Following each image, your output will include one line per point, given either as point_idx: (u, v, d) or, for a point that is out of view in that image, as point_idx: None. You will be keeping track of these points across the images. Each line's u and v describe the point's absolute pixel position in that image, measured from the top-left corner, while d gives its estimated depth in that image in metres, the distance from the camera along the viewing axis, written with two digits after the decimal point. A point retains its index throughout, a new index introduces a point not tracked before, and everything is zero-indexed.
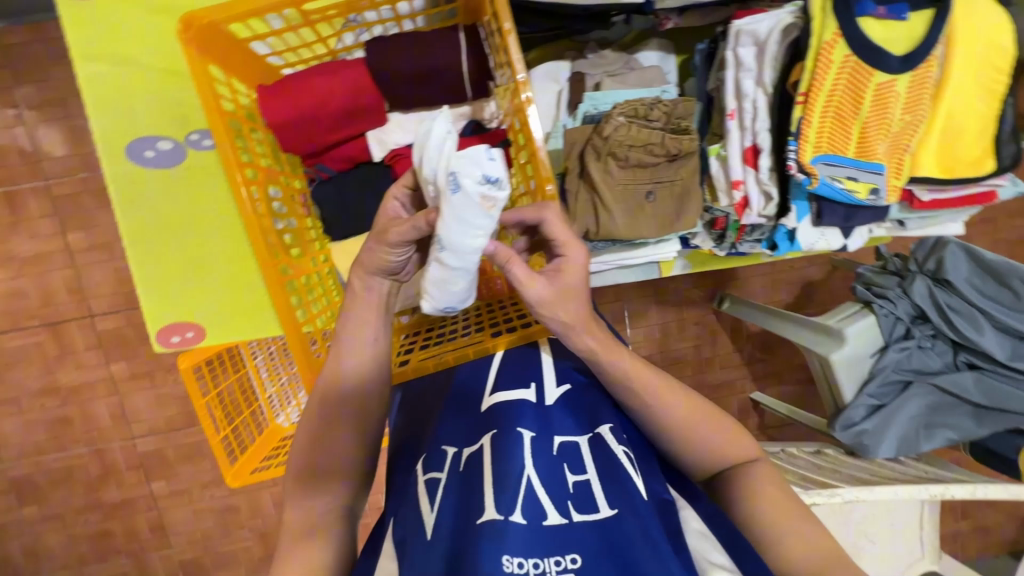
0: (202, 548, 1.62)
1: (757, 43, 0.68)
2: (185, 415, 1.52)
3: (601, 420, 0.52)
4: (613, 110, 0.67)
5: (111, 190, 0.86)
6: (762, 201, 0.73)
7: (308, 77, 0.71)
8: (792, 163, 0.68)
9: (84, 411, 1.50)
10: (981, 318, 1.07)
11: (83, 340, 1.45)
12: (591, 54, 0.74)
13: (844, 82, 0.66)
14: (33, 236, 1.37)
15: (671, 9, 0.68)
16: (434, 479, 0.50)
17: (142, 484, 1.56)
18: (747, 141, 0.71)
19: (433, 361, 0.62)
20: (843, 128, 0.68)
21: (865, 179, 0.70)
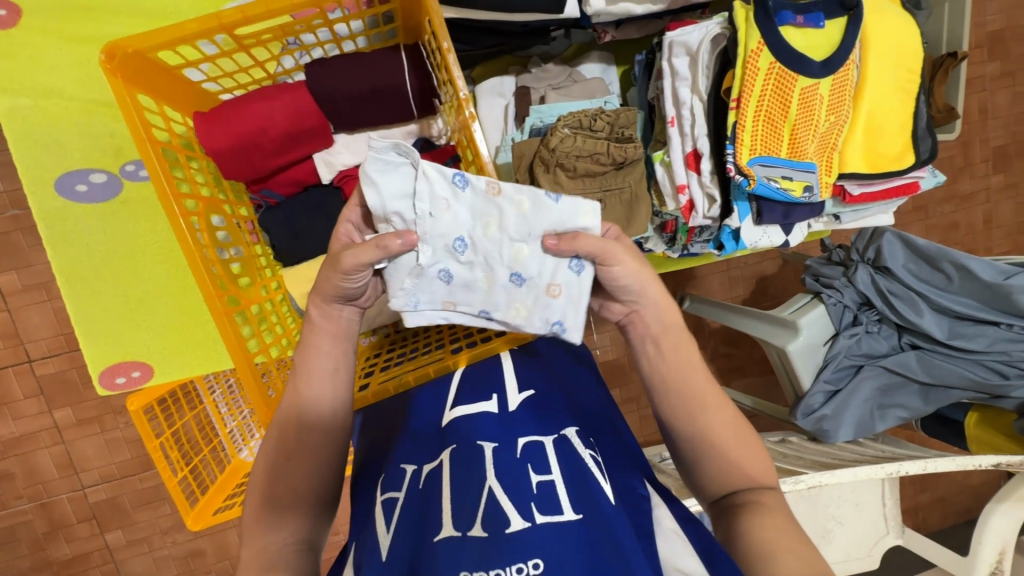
0: None
1: (689, 52, 0.70)
2: (141, 459, 1.44)
3: (565, 423, 0.53)
4: (558, 124, 0.67)
5: (41, 228, 0.82)
6: (706, 203, 0.75)
7: (245, 104, 0.70)
8: (730, 166, 0.70)
9: (26, 464, 1.40)
10: (919, 300, 1.13)
11: (22, 388, 1.36)
12: (535, 68, 0.75)
13: (772, 86, 0.68)
14: None
15: (608, 22, 0.70)
16: (392, 498, 0.50)
17: (96, 537, 1.46)
18: (688, 146, 0.73)
19: (394, 382, 0.61)
20: (774, 130, 0.70)
21: (800, 178, 0.73)
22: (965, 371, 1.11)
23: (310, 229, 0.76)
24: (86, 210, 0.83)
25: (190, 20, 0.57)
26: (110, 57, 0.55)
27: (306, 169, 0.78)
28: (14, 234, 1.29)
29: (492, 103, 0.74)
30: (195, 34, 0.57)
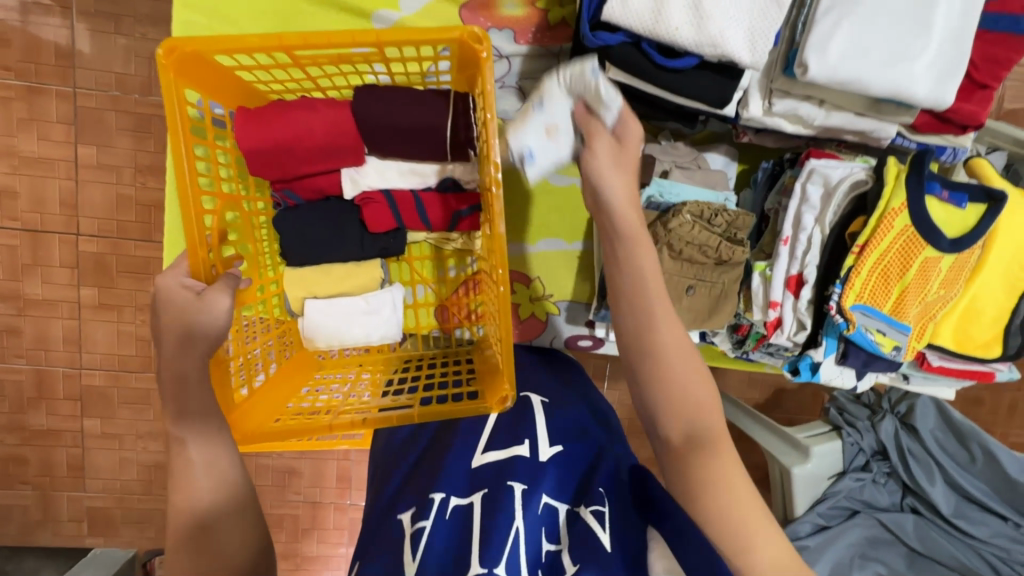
0: (117, 500, 1.52)
1: (827, 185, 0.75)
2: (143, 359, 1.46)
3: (582, 490, 0.60)
4: (682, 206, 0.71)
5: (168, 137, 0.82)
6: (794, 326, 0.78)
7: (287, 108, 0.61)
8: (833, 303, 0.73)
9: (38, 328, 1.42)
10: (935, 468, 1.14)
11: (61, 256, 1.39)
12: (665, 140, 0.79)
13: (899, 244, 0.73)
14: (44, 138, 1.34)
15: (750, 126, 0.78)
16: (422, 526, 0.57)
17: (75, 419, 1.47)
18: (794, 269, 0.76)
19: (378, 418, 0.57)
20: (885, 282, 0.74)
21: (891, 336, 0.77)
22: (958, 553, 1.12)
23: (324, 237, 0.68)
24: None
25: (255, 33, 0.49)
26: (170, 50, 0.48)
27: (333, 181, 0.68)
28: (106, 112, 1.34)
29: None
30: (246, 48, 0.50)
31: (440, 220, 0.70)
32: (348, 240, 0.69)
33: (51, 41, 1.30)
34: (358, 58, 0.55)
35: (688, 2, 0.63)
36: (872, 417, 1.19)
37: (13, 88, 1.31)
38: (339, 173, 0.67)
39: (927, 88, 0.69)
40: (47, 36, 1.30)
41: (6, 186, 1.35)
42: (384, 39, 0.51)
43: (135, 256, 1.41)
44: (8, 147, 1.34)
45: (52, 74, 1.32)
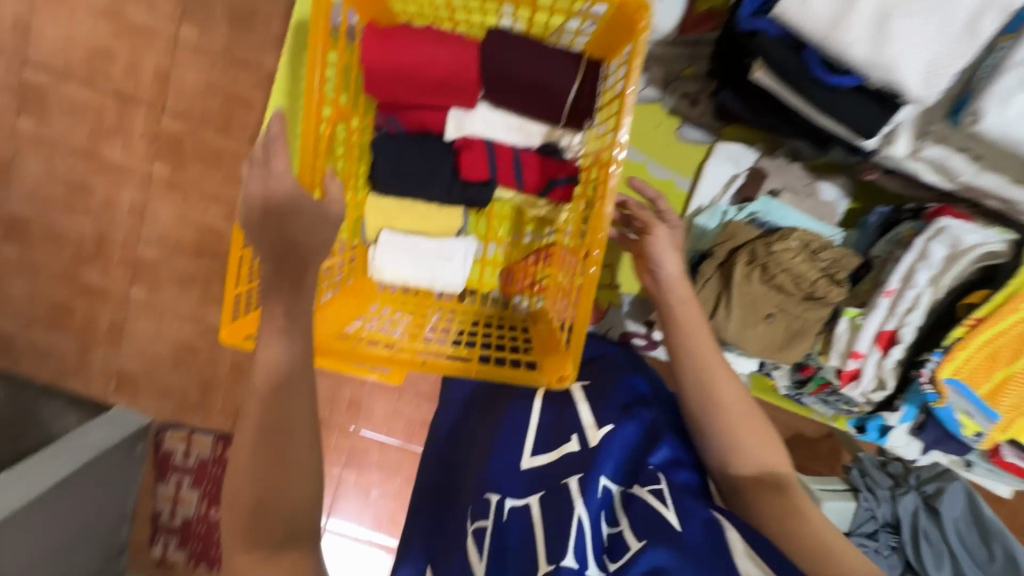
0: (146, 370, 1.60)
1: (953, 248, 0.80)
2: (197, 245, 1.50)
3: (639, 478, 0.70)
4: (791, 232, 0.82)
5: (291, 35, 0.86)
6: (873, 382, 0.87)
7: (417, 34, 0.61)
8: (927, 371, 0.83)
9: (109, 191, 1.47)
10: (947, 560, 1.08)
11: (144, 128, 1.43)
12: (781, 160, 0.90)
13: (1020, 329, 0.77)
14: (152, 9, 1.36)
15: (879, 166, 0.86)
16: (481, 527, 0.68)
17: (124, 284, 1.54)
18: (889, 325, 0.84)
19: (437, 366, 0.60)
20: (988, 365, 0.79)
21: (977, 421, 0.83)
22: None
23: (417, 173, 0.67)
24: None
25: None
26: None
27: (440, 120, 0.68)
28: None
29: (723, 165, 0.91)
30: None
31: (534, 184, 0.68)
32: (438, 182, 0.68)
33: None
34: None
35: (873, 22, 0.68)
36: (894, 489, 1.16)
37: None
38: (447, 112, 0.66)
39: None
40: None
41: (107, 47, 1.38)
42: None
43: (211, 144, 1.43)
44: (118, 9, 1.36)
45: None
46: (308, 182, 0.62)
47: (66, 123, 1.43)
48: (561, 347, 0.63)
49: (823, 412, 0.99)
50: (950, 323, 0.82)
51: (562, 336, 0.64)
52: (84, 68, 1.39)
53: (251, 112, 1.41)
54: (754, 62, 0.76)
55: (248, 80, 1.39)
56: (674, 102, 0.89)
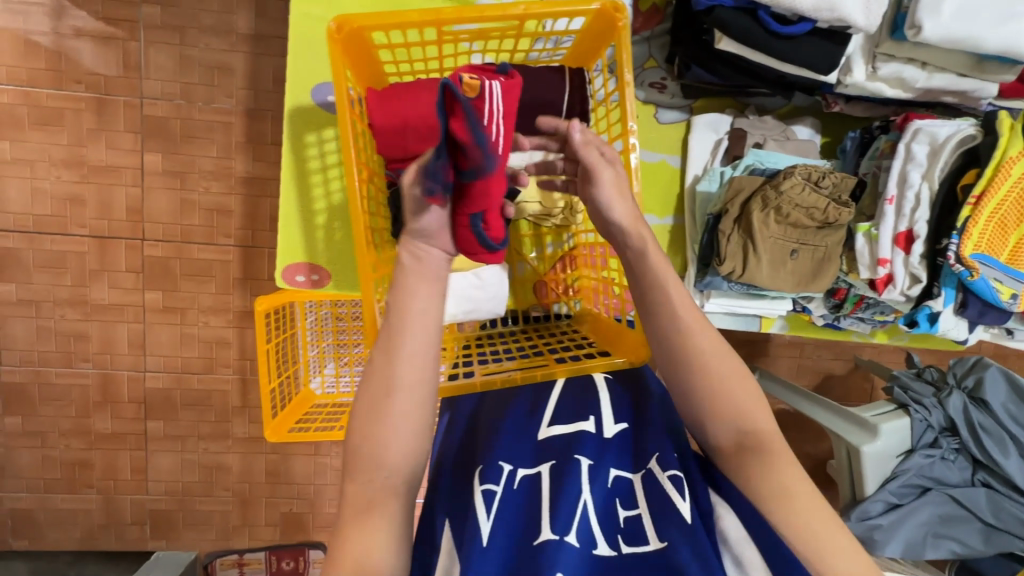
0: (181, 503, 1.54)
1: (933, 143, 0.88)
2: (205, 360, 1.49)
3: (649, 455, 0.69)
4: (792, 169, 0.86)
5: (287, 119, 0.89)
6: (908, 281, 0.90)
7: (418, 84, 0.69)
8: (952, 254, 0.85)
9: (104, 333, 1.45)
10: (1009, 441, 1.15)
11: (127, 261, 1.43)
12: (752, 116, 0.98)
13: (1015, 193, 0.85)
14: (111, 147, 1.39)
15: (840, 96, 0.96)
16: (491, 490, 0.66)
17: (139, 421, 1.50)
18: (902, 227, 0.89)
19: (501, 378, 0.73)
20: (1002, 231, 0.86)
21: (1008, 284, 0.89)
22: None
23: None
24: (327, 119, 0.91)
25: (414, 10, 0.62)
26: (340, 26, 0.62)
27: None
28: (172, 121, 1.39)
29: (705, 134, 0.98)
30: (410, 22, 0.63)
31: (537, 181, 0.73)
32: None
33: (118, 52, 1.36)
34: (501, 14, 0.63)
35: None
36: (937, 394, 1.20)
37: (83, 100, 1.37)
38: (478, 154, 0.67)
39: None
40: (115, 49, 1.35)
41: (75, 195, 1.40)
42: (530, 13, 0.64)
43: (198, 259, 1.44)
44: (77, 156, 1.38)
45: (120, 85, 1.37)
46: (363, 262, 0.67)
47: (47, 278, 1.42)
48: (625, 329, 0.76)
49: (860, 330, 1.07)
50: (954, 207, 0.88)
51: (617, 322, 0.78)
52: (56, 220, 1.40)
53: (231, 217, 1.43)
54: (715, 35, 0.83)
55: (221, 189, 1.42)
56: (646, 92, 0.97)
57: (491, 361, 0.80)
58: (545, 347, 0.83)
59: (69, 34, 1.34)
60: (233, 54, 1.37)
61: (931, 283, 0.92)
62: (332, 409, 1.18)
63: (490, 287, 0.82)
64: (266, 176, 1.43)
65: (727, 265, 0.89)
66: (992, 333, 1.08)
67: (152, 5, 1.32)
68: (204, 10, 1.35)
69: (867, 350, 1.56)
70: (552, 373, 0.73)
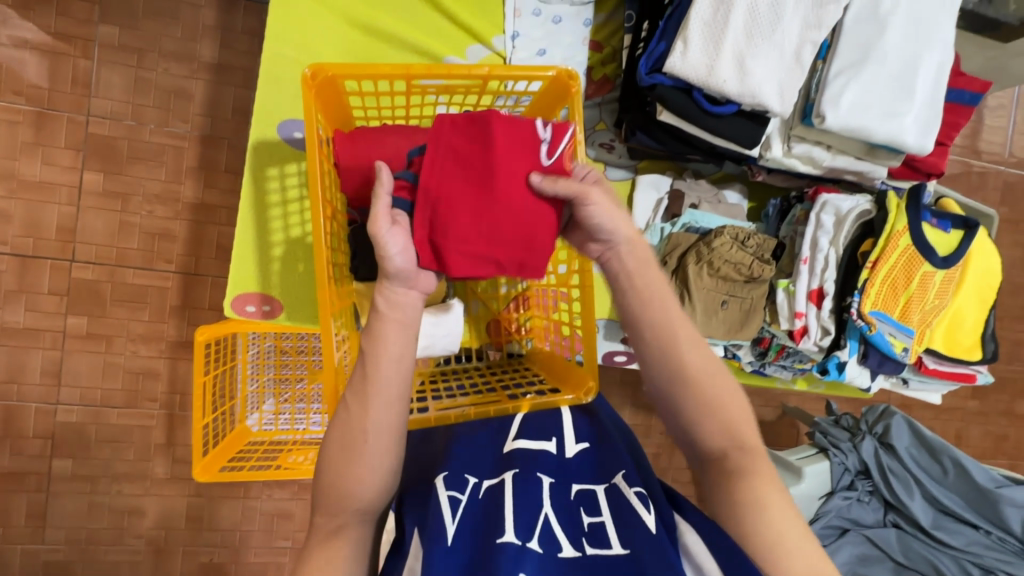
0: (82, 553, 1.39)
1: (837, 214, 1.01)
2: (129, 393, 1.38)
3: (615, 470, 0.67)
4: (722, 228, 0.97)
5: (250, 151, 0.90)
6: (819, 332, 1.01)
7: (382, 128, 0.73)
8: (854, 309, 0.97)
9: (14, 359, 1.33)
10: (914, 484, 1.26)
11: (51, 283, 1.34)
12: (689, 179, 1.08)
13: (904, 258, 0.98)
14: (47, 163, 1.32)
15: (764, 167, 1.07)
16: (455, 497, 0.62)
17: (43, 459, 1.36)
18: (814, 284, 1.00)
19: (456, 413, 0.77)
20: (893, 292, 0.98)
21: (901, 338, 1.00)
22: (934, 560, 1.22)
23: None
24: (291, 154, 0.92)
25: (385, 63, 0.67)
26: (315, 74, 0.66)
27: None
28: (119, 140, 1.35)
29: (648, 193, 1.06)
30: (383, 75, 0.68)
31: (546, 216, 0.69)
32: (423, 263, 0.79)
33: (66, 68, 1.32)
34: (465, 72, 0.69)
35: (735, 62, 0.87)
36: (853, 438, 1.30)
37: (21, 113, 1.31)
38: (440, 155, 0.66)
39: (914, 137, 0.96)
40: (64, 64, 1.32)
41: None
42: (494, 74, 0.69)
43: (132, 284, 1.37)
44: (7, 170, 1.31)
45: (65, 101, 1.32)
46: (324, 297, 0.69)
47: None
48: (573, 365, 0.81)
49: (783, 377, 1.15)
50: (855, 270, 0.99)
51: (569, 360, 0.82)
52: None
53: (173, 243, 1.38)
54: (656, 107, 0.93)
55: (166, 214, 1.38)
56: (596, 151, 1.05)
57: (445, 396, 0.82)
58: (500, 384, 0.85)
59: (13, 46, 1.30)
60: (192, 81, 1.37)
61: (839, 335, 1.01)
62: (268, 447, 1.13)
63: (446, 323, 0.81)
64: (216, 204, 1.40)
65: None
66: (891, 380, 1.19)
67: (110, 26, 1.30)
68: (165, 36, 1.35)
69: (794, 398, 1.68)
70: (506, 408, 0.77)
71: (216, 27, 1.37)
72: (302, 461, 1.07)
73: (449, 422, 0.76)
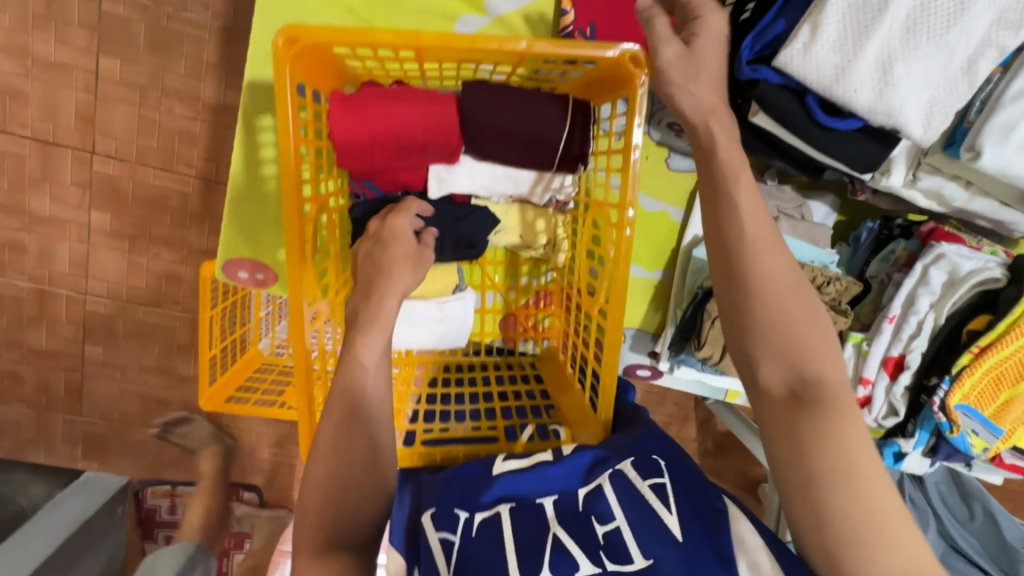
0: (116, 429, 1.51)
1: (953, 274, 0.93)
2: (153, 293, 1.40)
3: (614, 462, 0.66)
4: (799, 272, 0.91)
5: (245, 94, 0.84)
6: (885, 406, 1.00)
7: (389, 98, 0.64)
8: (940, 399, 0.94)
9: (43, 247, 1.34)
10: (931, 517, 1.17)
11: (73, 174, 1.30)
12: (772, 181, 0.98)
13: (1020, 358, 0.91)
14: (61, 42, 1.21)
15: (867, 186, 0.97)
16: (447, 539, 0.61)
17: (77, 343, 1.42)
18: (896, 349, 0.96)
19: (445, 451, 0.73)
20: (995, 385, 0.93)
21: (983, 437, 0.96)
22: None
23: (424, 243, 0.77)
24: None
25: (385, 31, 0.60)
26: (288, 40, 0.58)
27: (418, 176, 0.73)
28: (135, 23, 1.21)
29: None
30: (385, 40, 0.61)
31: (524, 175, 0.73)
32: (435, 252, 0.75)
33: None
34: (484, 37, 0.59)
35: (879, 75, 0.79)
36: None
37: None
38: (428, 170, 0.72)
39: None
40: None
41: (15, 89, 1.23)
42: (533, 49, 0.63)
43: (153, 185, 1.32)
44: (20, 44, 1.21)
45: None
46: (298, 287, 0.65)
47: None
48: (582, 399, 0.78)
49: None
50: (956, 348, 0.95)
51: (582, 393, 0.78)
52: None
53: (194, 147, 1.30)
54: (753, 107, 0.87)
55: (186, 113, 1.27)
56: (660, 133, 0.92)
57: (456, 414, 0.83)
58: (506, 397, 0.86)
59: None
60: None
61: (908, 421, 1.01)
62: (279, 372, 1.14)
63: (451, 320, 0.80)
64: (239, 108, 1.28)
65: (707, 350, 0.90)
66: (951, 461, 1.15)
67: None
68: None
69: None
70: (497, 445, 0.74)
71: None
72: None
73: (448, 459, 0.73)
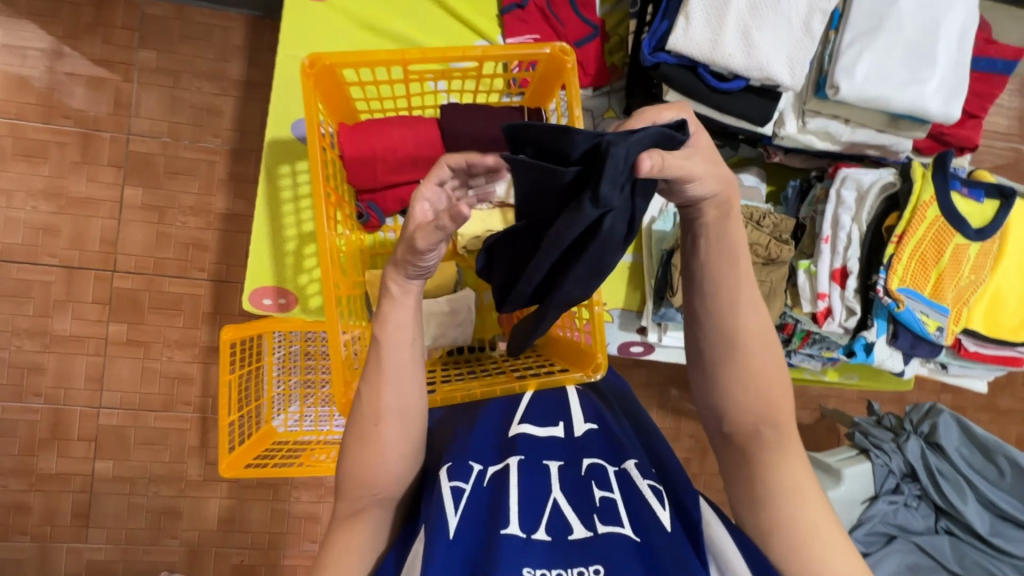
0: (125, 553, 1.44)
1: (859, 189, 0.99)
2: (166, 397, 1.44)
3: (628, 455, 0.65)
4: (735, 209, 0.99)
5: (267, 150, 0.97)
6: (844, 314, 0.98)
7: (386, 124, 0.81)
8: (880, 287, 0.95)
9: (61, 365, 1.40)
10: (966, 487, 1.18)
11: (95, 292, 1.41)
12: None
13: (934, 231, 0.95)
14: (92, 180, 1.41)
15: (779, 148, 1.08)
16: (459, 488, 0.60)
17: (87, 461, 1.42)
18: (838, 263, 0.98)
19: (462, 393, 0.77)
20: (923, 267, 0.96)
21: (934, 317, 0.98)
22: (989, 566, 1.15)
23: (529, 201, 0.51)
24: (304, 152, 0.98)
25: (381, 50, 0.72)
26: (312, 62, 0.71)
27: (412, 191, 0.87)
28: (156, 157, 1.42)
29: None
30: (377, 60, 0.72)
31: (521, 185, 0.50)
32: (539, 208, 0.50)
33: (108, 91, 1.40)
34: (456, 55, 0.73)
35: (740, 38, 0.89)
36: (896, 439, 1.23)
37: (69, 133, 1.39)
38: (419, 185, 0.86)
39: (937, 104, 0.94)
40: (106, 87, 1.40)
41: (49, 225, 1.39)
42: (489, 54, 0.73)
43: (168, 292, 1.43)
44: (56, 186, 1.39)
45: (107, 121, 1.40)
46: (327, 273, 0.72)
47: (8, 308, 1.39)
48: (585, 346, 0.80)
49: (812, 366, 1.13)
50: (881, 245, 0.97)
51: (577, 343, 0.83)
52: (25, 250, 1.38)
53: (206, 252, 1.44)
54: (663, 87, 0.95)
55: (199, 224, 1.44)
56: None
57: (454, 379, 0.84)
58: (510, 368, 0.86)
59: (64, 76, 1.39)
60: (224, 98, 1.43)
61: (866, 315, 1.00)
62: (292, 447, 1.15)
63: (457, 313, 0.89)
64: (246, 214, 1.45)
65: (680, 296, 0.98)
66: (929, 367, 1.14)
67: (148, 50, 1.38)
68: (198, 57, 1.42)
69: (831, 399, 1.60)
70: (511, 387, 0.76)
71: (245, 48, 1.43)
72: (324, 459, 1.08)
73: (454, 401, 0.77)
